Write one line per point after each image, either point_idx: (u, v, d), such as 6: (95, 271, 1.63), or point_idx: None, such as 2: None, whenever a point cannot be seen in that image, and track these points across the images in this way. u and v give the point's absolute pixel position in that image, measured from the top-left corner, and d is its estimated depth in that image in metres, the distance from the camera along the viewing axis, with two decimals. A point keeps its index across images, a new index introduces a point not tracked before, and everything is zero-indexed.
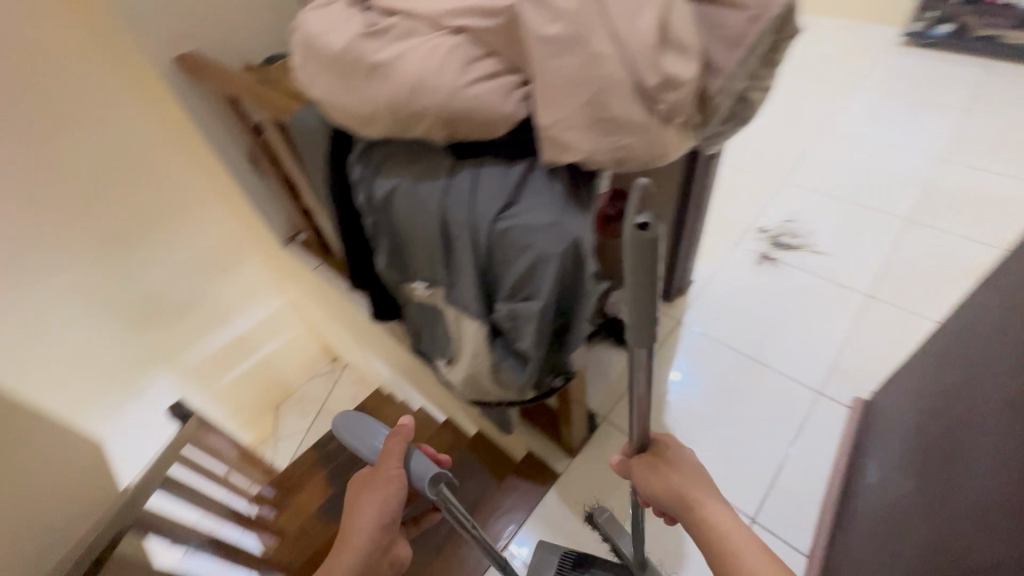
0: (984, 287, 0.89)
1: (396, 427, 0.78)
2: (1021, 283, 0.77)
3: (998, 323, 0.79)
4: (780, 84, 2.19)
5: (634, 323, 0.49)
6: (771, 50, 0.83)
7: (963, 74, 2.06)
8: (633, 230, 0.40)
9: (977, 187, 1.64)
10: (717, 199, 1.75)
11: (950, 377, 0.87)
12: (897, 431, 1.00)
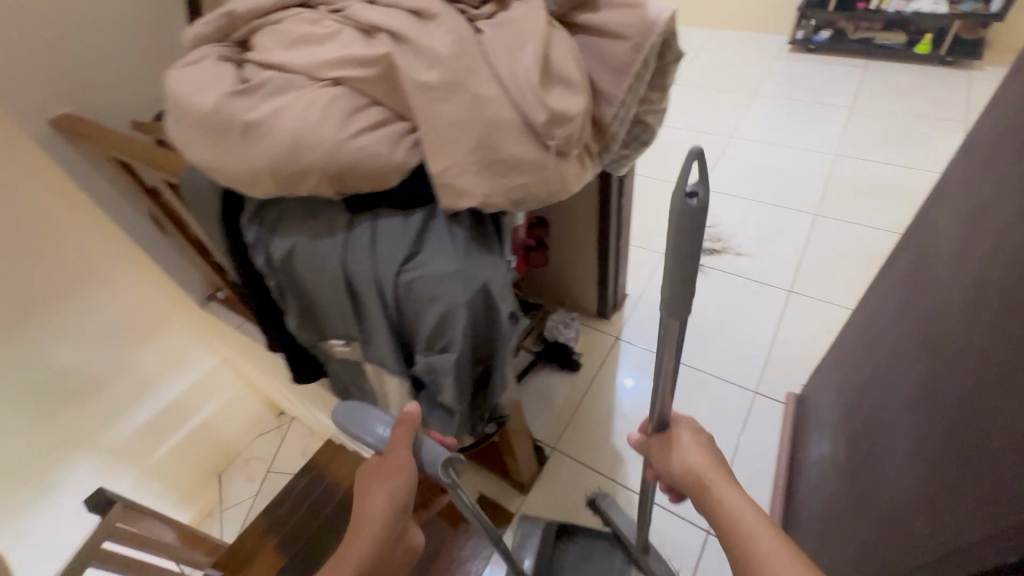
0: (882, 278, 0.94)
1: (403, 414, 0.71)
2: (911, 274, 0.80)
3: (892, 313, 0.83)
4: (687, 97, 2.31)
5: (671, 297, 0.54)
6: (658, 75, 0.85)
7: (846, 75, 2.25)
8: (684, 201, 0.44)
9: (871, 177, 1.76)
10: (642, 214, 1.80)
11: (865, 370, 0.89)
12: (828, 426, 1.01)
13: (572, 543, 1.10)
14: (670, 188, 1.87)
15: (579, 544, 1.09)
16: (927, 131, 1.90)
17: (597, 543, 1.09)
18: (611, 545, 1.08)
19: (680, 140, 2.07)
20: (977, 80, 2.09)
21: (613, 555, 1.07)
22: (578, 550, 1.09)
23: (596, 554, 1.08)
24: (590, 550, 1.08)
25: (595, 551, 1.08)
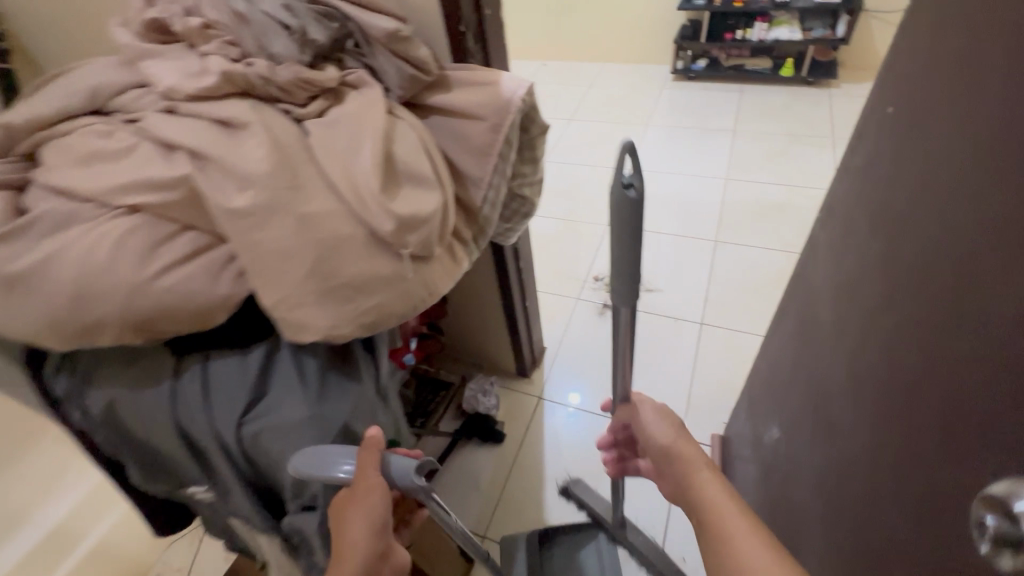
0: (788, 307, 0.89)
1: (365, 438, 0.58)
2: (825, 292, 0.73)
3: (796, 364, 0.83)
4: (586, 131, 2.36)
5: (620, 282, 0.60)
6: (526, 148, 0.81)
7: (726, 99, 2.39)
8: (620, 190, 0.52)
9: (761, 197, 1.86)
10: (554, 257, 1.78)
11: (796, 398, 0.81)
12: (772, 459, 0.90)
13: (557, 549, 1.11)
14: (579, 227, 1.87)
15: (564, 548, 1.11)
16: (802, 149, 2.04)
17: (580, 543, 1.11)
18: (595, 540, 1.11)
19: (585, 177, 2.09)
20: (837, 96, 2.28)
21: (598, 548, 1.10)
22: (564, 555, 1.10)
23: (582, 553, 1.10)
24: (575, 551, 1.10)
25: (580, 550, 1.10)
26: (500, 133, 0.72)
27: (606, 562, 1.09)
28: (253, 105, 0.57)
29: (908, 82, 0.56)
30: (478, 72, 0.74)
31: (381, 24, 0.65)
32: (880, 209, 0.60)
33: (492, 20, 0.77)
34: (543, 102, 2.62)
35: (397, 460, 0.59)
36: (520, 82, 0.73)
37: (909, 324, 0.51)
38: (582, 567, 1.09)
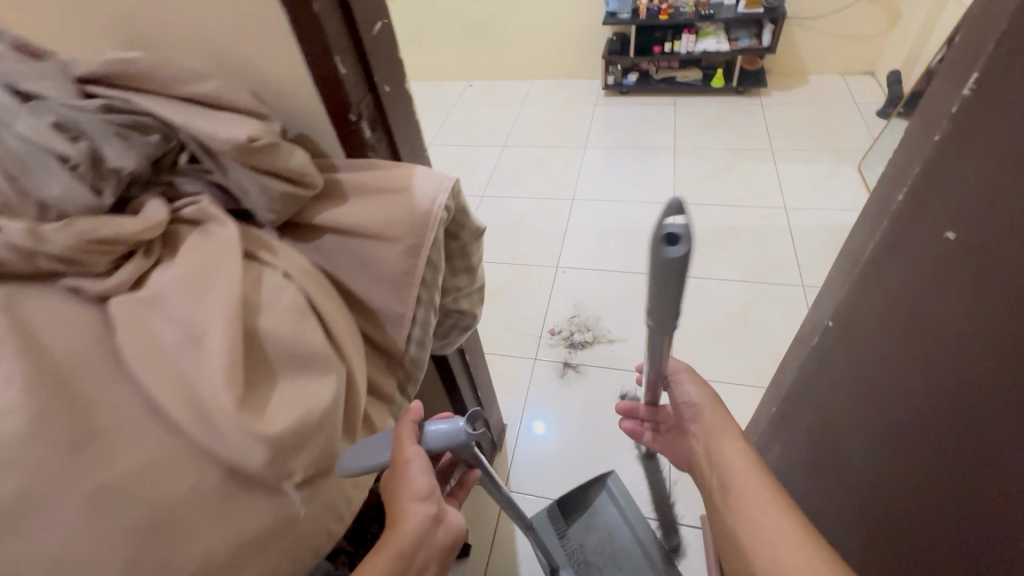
0: (822, 303, 0.69)
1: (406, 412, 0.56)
2: (884, 257, 0.53)
3: (800, 377, 0.73)
4: (522, 159, 2.21)
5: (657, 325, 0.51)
6: (457, 259, 0.62)
7: (661, 113, 2.31)
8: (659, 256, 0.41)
9: (712, 220, 1.77)
10: (504, 311, 1.60)
11: (849, 399, 0.60)
12: (826, 478, 0.69)
13: (578, 515, 1.11)
14: (528, 273, 1.70)
15: (584, 509, 1.11)
16: (744, 164, 1.98)
17: (596, 497, 1.12)
18: (607, 489, 1.12)
19: (528, 212, 1.94)
20: (768, 105, 2.26)
21: (612, 494, 1.11)
22: (585, 517, 1.10)
23: (601, 505, 1.11)
24: (594, 507, 1.11)
25: (598, 503, 1.11)
26: (420, 254, 0.53)
27: (624, 504, 1.10)
28: (7, 300, 0.36)
29: (994, 116, 0.38)
30: (382, 172, 0.55)
31: (225, 134, 0.44)
32: (907, 331, 0.49)
33: (394, 96, 0.59)
34: (474, 129, 2.44)
35: (433, 425, 0.57)
36: (441, 182, 0.55)
37: (934, 500, 0.48)
38: (604, 519, 1.09)
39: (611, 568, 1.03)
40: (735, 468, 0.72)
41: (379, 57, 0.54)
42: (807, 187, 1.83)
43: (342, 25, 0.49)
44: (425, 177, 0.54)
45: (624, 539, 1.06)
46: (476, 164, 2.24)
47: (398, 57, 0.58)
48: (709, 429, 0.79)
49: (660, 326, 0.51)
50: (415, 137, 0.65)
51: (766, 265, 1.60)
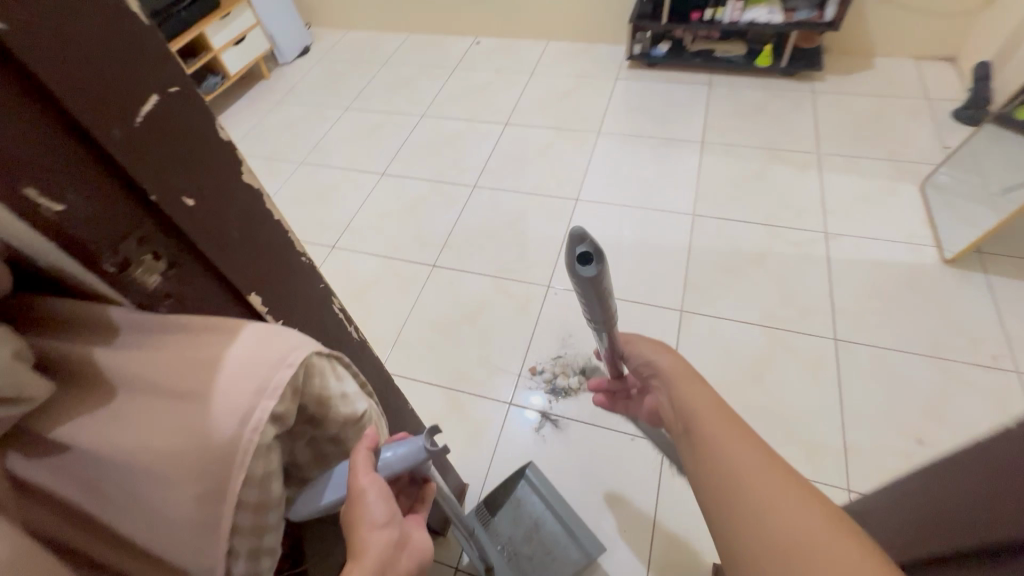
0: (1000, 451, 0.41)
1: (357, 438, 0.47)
2: None
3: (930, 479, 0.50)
4: (524, 142, 1.93)
5: (601, 318, 0.61)
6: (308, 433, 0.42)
7: (692, 96, 1.98)
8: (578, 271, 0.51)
9: (735, 241, 1.51)
10: (482, 337, 1.40)
11: None
12: None
13: (502, 508, 1.10)
14: (514, 291, 1.48)
15: (508, 501, 1.11)
16: (781, 169, 1.68)
17: (516, 489, 1.12)
18: (527, 480, 1.13)
19: (524, 212, 1.69)
20: (821, 92, 1.91)
21: (532, 483, 1.12)
22: (510, 509, 1.10)
23: (523, 495, 1.11)
24: (517, 498, 1.11)
25: (520, 493, 1.11)
26: (225, 495, 0.33)
27: (544, 491, 1.11)
28: None
29: None
30: (173, 355, 0.34)
31: None
32: None
33: (221, 208, 0.36)
34: (474, 99, 2.14)
35: (387, 448, 0.48)
36: (273, 379, 0.35)
37: None
38: (528, 509, 1.09)
39: (542, 553, 1.04)
40: (698, 409, 0.62)
41: (167, 157, 0.31)
42: (854, 206, 1.55)
43: (47, 119, 0.26)
44: (244, 370, 0.34)
45: (549, 525, 1.07)
46: (472, 144, 1.96)
47: (229, 145, 0.35)
48: (671, 379, 0.69)
49: (605, 323, 0.63)
50: (284, 252, 0.43)
51: (794, 306, 1.35)
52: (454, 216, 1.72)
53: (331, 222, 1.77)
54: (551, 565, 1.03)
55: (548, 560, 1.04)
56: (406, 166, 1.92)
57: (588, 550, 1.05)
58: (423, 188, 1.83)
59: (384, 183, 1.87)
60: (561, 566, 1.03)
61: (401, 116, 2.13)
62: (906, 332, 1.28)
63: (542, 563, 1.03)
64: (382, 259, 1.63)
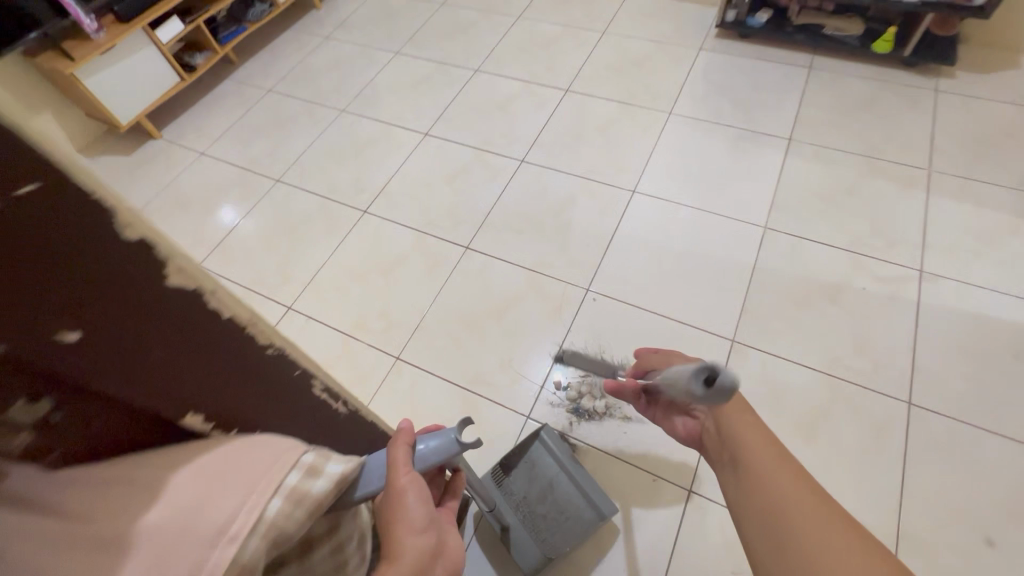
0: None
1: (396, 433, 0.56)
2: None
3: None
4: (584, 114, 1.73)
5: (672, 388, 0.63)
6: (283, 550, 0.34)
7: (785, 80, 1.71)
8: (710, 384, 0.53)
9: (808, 268, 1.32)
10: (507, 338, 1.30)
11: None
12: None
13: (515, 469, 1.06)
14: (550, 289, 1.36)
15: (521, 462, 1.06)
16: (878, 184, 1.44)
17: (530, 450, 1.07)
18: (540, 442, 1.07)
19: (572, 199, 1.53)
20: (945, 91, 1.60)
21: (545, 445, 1.07)
22: (523, 470, 1.05)
23: (537, 457, 1.06)
24: (531, 459, 1.06)
25: (534, 455, 1.07)
26: None
27: (559, 452, 1.06)
28: None
29: None
30: (53, 526, 0.25)
31: None
32: None
33: (136, 324, 0.28)
34: (536, 57, 1.92)
35: (424, 441, 0.58)
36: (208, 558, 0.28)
37: None
38: (541, 469, 1.05)
39: (557, 513, 1.01)
40: (746, 436, 0.61)
41: (36, 288, 0.23)
42: (962, 243, 1.31)
43: None
44: (174, 548, 0.27)
45: (563, 485, 1.03)
46: (526, 111, 1.77)
47: (140, 248, 0.26)
48: (716, 405, 0.66)
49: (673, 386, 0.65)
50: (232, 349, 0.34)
51: (865, 356, 1.17)
52: (496, 194, 1.58)
53: (366, 183, 1.67)
54: (565, 525, 1.00)
55: (562, 519, 1.01)
56: (451, 128, 1.76)
57: (602, 509, 1.01)
58: (467, 156, 1.68)
59: (426, 145, 1.73)
60: (575, 526, 1.00)
61: (453, 69, 1.94)
62: (997, 409, 1.09)
63: (557, 522, 1.01)
64: (414, 233, 1.52)
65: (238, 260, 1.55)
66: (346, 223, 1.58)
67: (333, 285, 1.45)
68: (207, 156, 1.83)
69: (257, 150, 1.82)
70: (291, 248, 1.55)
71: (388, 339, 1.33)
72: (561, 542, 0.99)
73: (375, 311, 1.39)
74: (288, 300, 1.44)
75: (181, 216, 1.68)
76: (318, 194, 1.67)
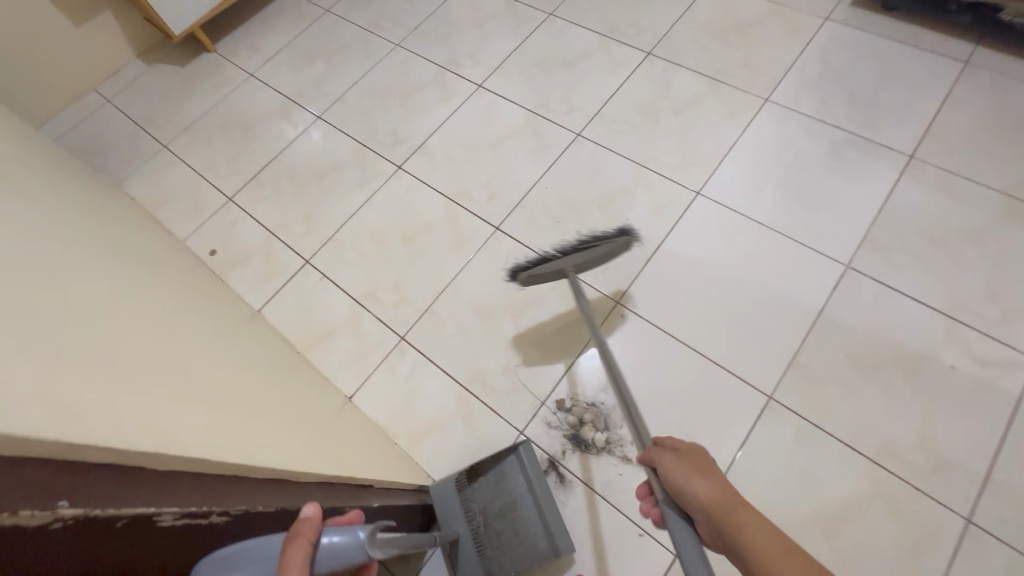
0: None
1: (298, 522, 0.46)
2: None
3: None
4: (663, 86, 1.47)
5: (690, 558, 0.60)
6: None
7: (926, 75, 1.37)
8: None
9: (887, 328, 1.10)
10: (518, 339, 1.20)
11: None
12: None
13: (483, 477, 1.00)
14: (576, 292, 1.22)
15: (491, 472, 1.00)
16: (1010, 235, 1.15)
17: (504, 462, 1.00)
18: (517, 456, 1.00)
19: (624, 191, 1.34)
20: None
21: (520, 461, 0.99)
22: (490, 481, 0.99)
23: (509, 471, 0.99)
24: (502, 472, 1.00)
25: (506, 468, 1.00)
26: None
27: (532, 473, 0.99)
28: None
29: None
30: None
31: None
32: None
33: None
34: (621, 6, 1.63)
35: (329, 535, 0.48)
36: None
37: None
38: (509, 485, 0.99)
39: (510, 535, 0.95)
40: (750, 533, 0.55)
41: None
42: None
43: None
44: None
45: (526, 508, 0.97)
46: (595, 73, 1.53)
47: None
48: (714, 507, 0.59)
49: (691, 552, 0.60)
50: None
51: (927, 452, 0.99)
52: (540, 169, 1.41)
53: (405, 135, 1.54)
54: (516, 550, 0.94)
55: (514, 543, 0.95)
56: (508, 82, 1.57)
57: (557, 546, 0.94)
58: (519, 119, 1.50)
59: (477, 99, 1.56)
60: (524, 555, 0.94)
61: (524, 9, 1.70)
62: None
63: (508, 545, 0.94)
64: (445, 201, 1.40)
65: (267, 198, 1.50)
66: (378, 176, 1.48)
67: (353, 244, 1.38)
68: (254, 78, 1.75)
69: (305, 79, 1.72)
70: (318, 196, 1.48)
71: (396, 316, 1.27)
72: (507, 567, 0.93)
73: (388, 281, 1.32)
74: (307, 253, 1.39)
75: (220, 141, 1.63)
76: (356, 139, 1.56)
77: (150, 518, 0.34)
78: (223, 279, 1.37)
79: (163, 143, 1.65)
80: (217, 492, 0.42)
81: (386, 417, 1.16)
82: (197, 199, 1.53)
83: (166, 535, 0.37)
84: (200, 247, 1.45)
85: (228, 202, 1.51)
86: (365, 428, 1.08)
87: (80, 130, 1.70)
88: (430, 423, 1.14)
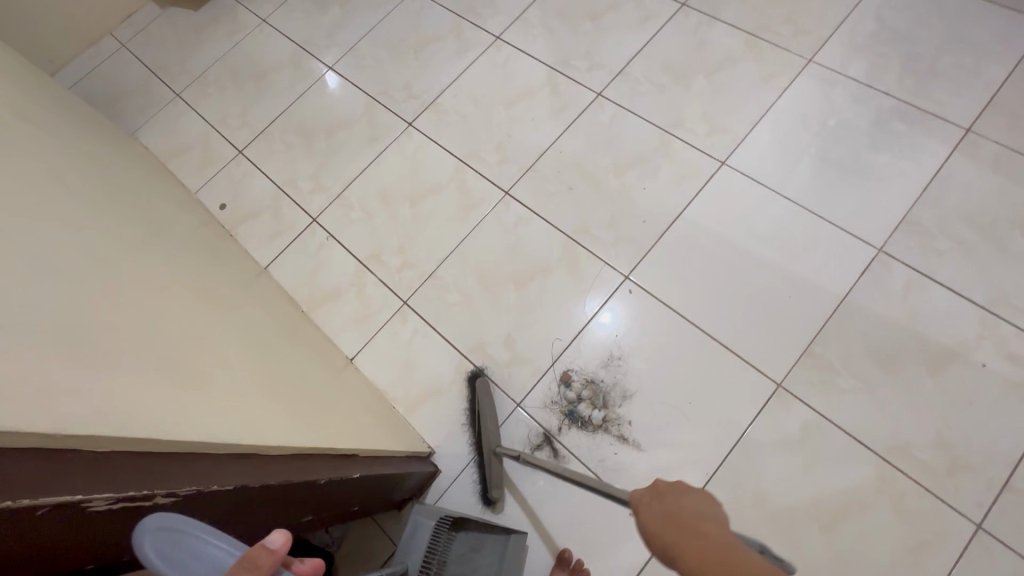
0: None
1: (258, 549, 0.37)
2: None
3: None
4: (695, 42, 1.35)
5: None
6: None
7: (996, 38, 1.21)
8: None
9: (916, 319, 1.02)
10: (521, 311, 1.17)
11: None
12: None
13: (463, 533, 0.90)
14: (583, 265, 1.18)
15: (472, 534, 0.90)
16: None
17: (490, 535, 0.91)
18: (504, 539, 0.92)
19: (644, 159, 1.26)
20: None
21: (505, 546, 0.91)
22: (466, 543, 0.89)
23: (487, 546, 0.90)
24: (482, 542, 0.90)
25: (488, 542, 0.90)
26: None
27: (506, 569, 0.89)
28: None
29: None
30: None
31: None
32: None
33: None
34: None
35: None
36: None
37: None
38: (479, 560, 0.88)
39: None
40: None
41: None
42: None
43: None
44: None
45: None
46: (623, 27, 1.41)
47: None
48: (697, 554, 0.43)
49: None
50: None
51: (942, 453, 0.94)
52: (555, 132, 1.33)
53: (417, 90, 1.47)
54: None
55: None
56: (529, 34, 1.46)
57: None
58: (537, 76, 1.41)
59: (494, 52, 1.46)
60: None
61: None
62: None
63: None
64: (455, 163, 1.35)
65: (276, 153, 1.47)
66: (386, 135, 1.43)
67: (360, 204, 1.35)
68: (267, 24, 1.68)
69: (318, 26, 1.65)
70: (327, 153, 1.44)
71: (399, 280, 1.25)
72: None
73: (393, 244, 1.29)
74: (314, 211, 1.37)
75: (233, 91, 1.59)
76: (367, 93, 1.50)
77: (76, 505, 0.36)
78: (232, 236, 1.37)
79: (177, 92, 1.62)
80: (162, 475, 0.44)
81: (386, 381, 1.16)
82: (208, 152, 1.52)
83: (99, 520, 0.38)
84: (210, 201, 1.44)
85: (238, 155, 1.49)
86: (363, 391, 1.09)
87: (98, 76, 1.69)
88: (429, 389, 1.14)
